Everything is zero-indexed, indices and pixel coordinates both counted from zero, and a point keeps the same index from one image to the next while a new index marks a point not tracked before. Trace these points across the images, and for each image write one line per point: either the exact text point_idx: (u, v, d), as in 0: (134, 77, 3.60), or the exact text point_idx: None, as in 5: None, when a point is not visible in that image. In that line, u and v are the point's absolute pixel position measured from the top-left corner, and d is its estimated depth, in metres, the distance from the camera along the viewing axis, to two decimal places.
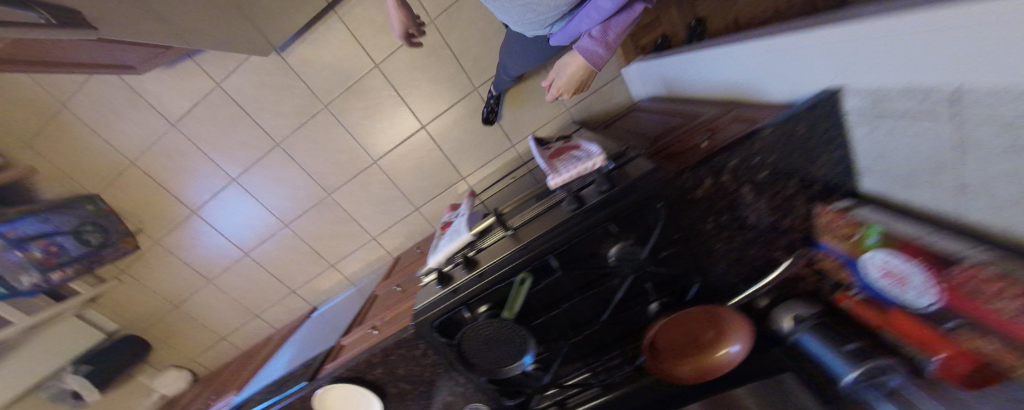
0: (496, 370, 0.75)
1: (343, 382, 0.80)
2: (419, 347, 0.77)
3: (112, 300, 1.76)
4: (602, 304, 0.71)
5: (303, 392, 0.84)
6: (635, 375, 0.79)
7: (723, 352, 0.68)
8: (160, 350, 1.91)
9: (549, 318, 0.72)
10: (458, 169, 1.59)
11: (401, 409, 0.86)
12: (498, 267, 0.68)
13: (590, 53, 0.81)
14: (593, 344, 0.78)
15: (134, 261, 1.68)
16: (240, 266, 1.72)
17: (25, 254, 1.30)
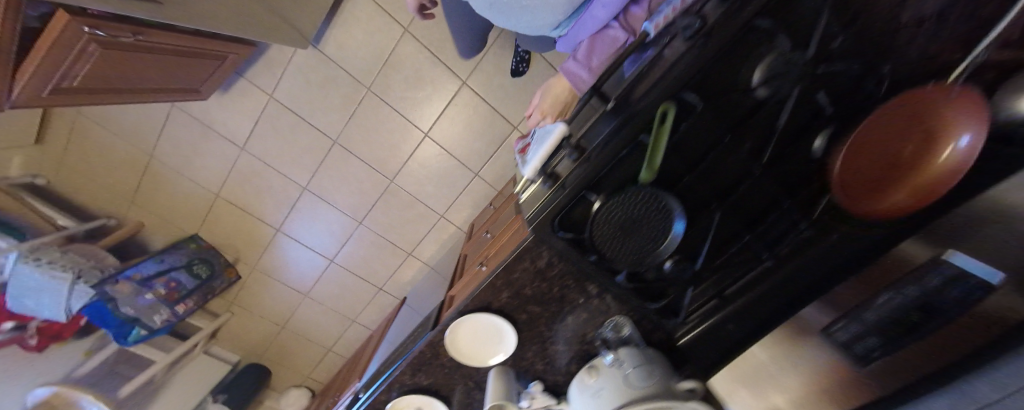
0: (639, 260, 0.65)
1: (472, 314, 0.76)
2: (544, 256, 0.70)
3: (230, 332, 1.91)
4: (757, 146, 0.58)
5: (429, 337, 0.81)
6: (815, 240, 0.63)
7: (947, 159, 0.43)
8: (279, 372, 2.03)
9: (692, 181, 0.60)
10: (509, 120, 1.52)
11: (532, 337, 0.79)
12: (618, 130, 0.56)
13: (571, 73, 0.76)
14: (750, 211, 0.63)
15: (239, 290, 1.80)
16: (328, 274, 1.78)
17: (153, 292, 1.42)
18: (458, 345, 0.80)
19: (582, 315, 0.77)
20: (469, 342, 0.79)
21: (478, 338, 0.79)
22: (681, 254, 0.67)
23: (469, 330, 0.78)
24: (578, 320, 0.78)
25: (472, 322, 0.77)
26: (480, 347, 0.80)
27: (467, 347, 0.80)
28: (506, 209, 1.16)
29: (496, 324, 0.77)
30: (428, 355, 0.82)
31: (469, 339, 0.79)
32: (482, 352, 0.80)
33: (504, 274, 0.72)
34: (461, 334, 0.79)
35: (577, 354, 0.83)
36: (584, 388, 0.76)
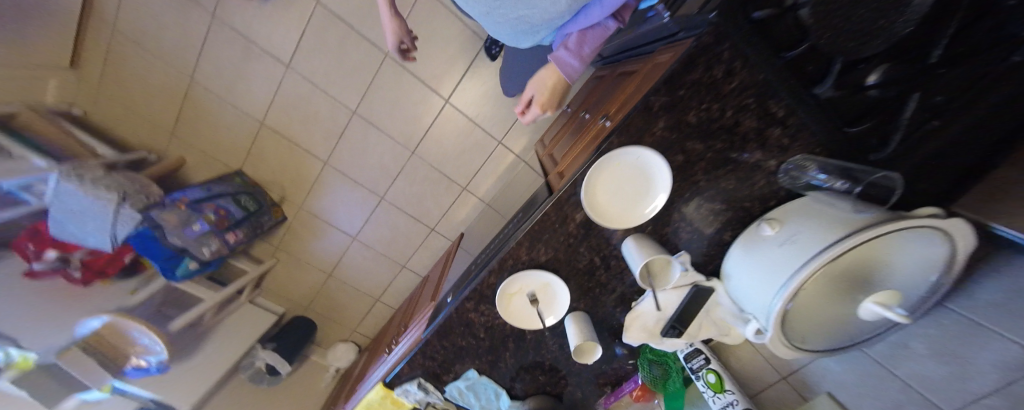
0: (867, 40, 0.50)
1: (611, 153, 0.62)
2: (723, 60, 0.54)
3: (274, 282, 1.80)
4: None
5: (556, 199, 0.67)
6: None
7: None
8: (325, 326, 1.92)
9: None
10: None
11: (683, 191, 0.66)
12: None
13: (563, 64, 0.74)
14: None
15: (285, 234, 1.69)
16: (379, 214, 1.64)
17: (203, 217, 1.32)
18: (600, 204, 0.67)
19: (749, 157, 0.63)
20: (613, 195, 0.66)
21: (624, 187, 0.65)
22: (916, 40, 0.52)
23: (612, 177, 0.65)
24: (744, 165, 0.64)
25: (615, 165, 0.64)
26: (628, 199, 0.66)
27: (612, 204, 0.67)
28: (598, 94, 1.01)
29: (648, 158, 0.62)
30: (553, 221, 0.69)
31: (611, 191, 0.66)
32: (632, 206, 0.67)
33: (664, 93, 0.57)
34: (602, 186, 0.66)
35: (734, 216, 0.69)
36: (757, 244, 0.64)
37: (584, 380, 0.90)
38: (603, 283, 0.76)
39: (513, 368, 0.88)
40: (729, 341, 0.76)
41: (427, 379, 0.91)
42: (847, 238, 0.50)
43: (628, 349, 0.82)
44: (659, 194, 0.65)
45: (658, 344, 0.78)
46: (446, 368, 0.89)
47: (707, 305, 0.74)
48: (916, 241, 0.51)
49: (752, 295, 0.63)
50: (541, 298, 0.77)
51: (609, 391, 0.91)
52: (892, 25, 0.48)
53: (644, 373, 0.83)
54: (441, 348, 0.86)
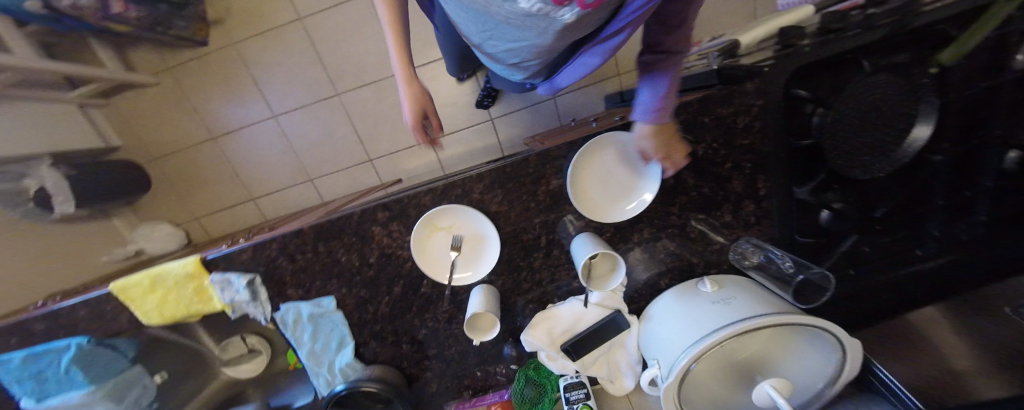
0: (845, 166, 0.60)
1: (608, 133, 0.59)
2: (751, 114, 0.58)
3: (133, 106, 1.38)
4: (993, 116, 0.60)
5: (547, 150, 0.60)
6: (949, 238, 0.68)
7: None
8: (163, 193, 1.49)
9: (943, 109, 0.59)
10: (618, 63, 1.39)
11: (657, 215, 0.64)
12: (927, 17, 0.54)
13: (648, 123, 0.50)
14: (947, 179, 0.63)
15: (190, 60, 1.32)
16: (322, 107, 1.40)
17: None
18: (580, 187, 0.62)
19: (723, 217, 0.65)
20: (598, 184, 0.63)
21: (609, 177, 0.62)
22: (867, 191, 0.63)
23: (602, 163, 0.61)
24: (714, 222, 0.65)
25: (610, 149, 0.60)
26: (610, 191, 0.63)
27: (593, 192, 0.63)
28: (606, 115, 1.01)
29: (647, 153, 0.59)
30: (529, 171, 0.61)
31: (597, 178, 0.62)
32: (611, 201, 0.64)
33: (693, 110, 0.57)
34: (590, 169, 0.62)
35: (677, 266, 0.69)
36: (688, 297, 0.63)
37: (447, 371, 0.77)
38: (533, 269, 0.68)
39: (381, 319, 0.71)
40: (610, 390, 0.72)
41: (264, 284, 0.66)
42: (767, 314, 0.53)
43: (517, 353, 0.73)
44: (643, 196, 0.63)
45: (548, 361, 0.69)
46: (299, 279, 0.67)
47: (611, 343, 0.70)
48: (810, 355, 0.58)
49: (661, 344, 0.61)
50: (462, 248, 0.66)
51: (467, 396, 0.78)
52: (853, 164, 0.60)
53: (515, 390, 0.74)
54: (309, 251, 0.65)
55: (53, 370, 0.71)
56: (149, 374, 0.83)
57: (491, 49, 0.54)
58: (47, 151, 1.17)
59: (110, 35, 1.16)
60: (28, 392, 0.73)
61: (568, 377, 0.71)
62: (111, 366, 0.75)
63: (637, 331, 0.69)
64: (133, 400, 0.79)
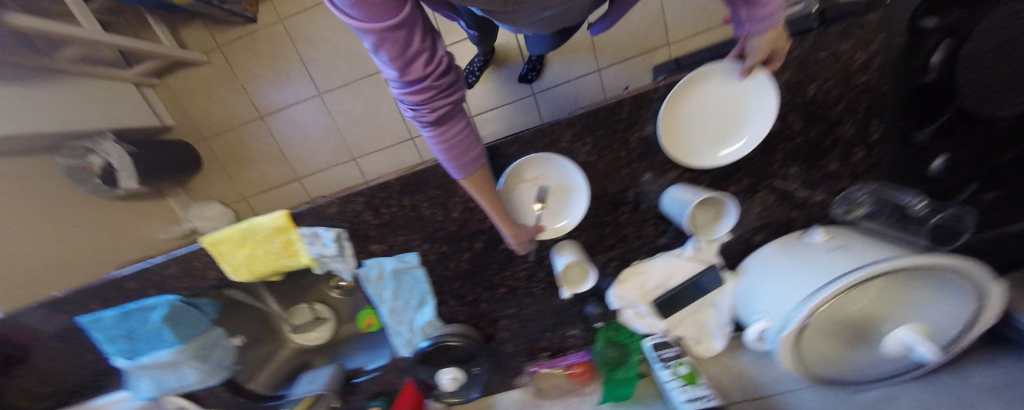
0: (970, 101, 0.55)
1: (704, 71, 0.54)
2: (871, 48, 0.52)
3: (186, 86, 1.40)
4: None
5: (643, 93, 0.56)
6: None
7: None
8: (211, 173, 1.51)
9: None
10: (668, 32, 1.32)
11: (757, 164, 0.60)
12: None
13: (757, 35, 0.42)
14: None
15: (239, 38, 1.34)
16: (366, 84, 1.39)
17: None
18: (673, 129, 0.58)
19: (828, 167, 0.61)
20: (694, 125, 0.58)
21: (708, 118, 0.58)
22: (994, 134, 0.57)
23: (700, 102, 0.57)
24: (817, 172, 0.61)
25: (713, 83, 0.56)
26: (706, 133, 0.59)
27: (686, 135, 0.59)
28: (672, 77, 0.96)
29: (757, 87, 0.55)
30: (622, 118, 0.57)
31: (693, 118, 0.58)
32: (704, 145, 0.60)
33: (809, 45, 0.52)
34: (686, 109, 0.58)
35: (774, 220, 0.65)
36: (796, 250, 0.59)
37: (523, 332, 0.75)
38: (619, 224, 0.64)
39: (461, 277, 0.70)
40: (697, 351, 0.69)
41: (350, 239, 0.65)
42: (904, 256, 0.48)
43: (601, 312, 0.69)
44: (743, 138, 0.59)
45: (636, 320, 0.67)
46: (383, 235, 0.66)
47: (701, 302, 0.67)
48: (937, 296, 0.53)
49: (773, 298, 0.57)
50: (547, 202, 0.64)
51: (545, 358, 0.77)
52: (982, 101, 0.55)
53: (596, 351, 0.72)
54: (393, 205, 0.63)
55: (143, 328, 0.71)
56: (229, 336, 0.83)
57: (528, 19, 0.45)
58: (106, 127, 1.19)
59: (164, 10, 1.18)
60: (120, 351, 0.75)
61: (659, 337, 0.68)
62: (197, 326, 0.75)
63: (731, 289, 0.66)
64: (217, 360, 0.78)
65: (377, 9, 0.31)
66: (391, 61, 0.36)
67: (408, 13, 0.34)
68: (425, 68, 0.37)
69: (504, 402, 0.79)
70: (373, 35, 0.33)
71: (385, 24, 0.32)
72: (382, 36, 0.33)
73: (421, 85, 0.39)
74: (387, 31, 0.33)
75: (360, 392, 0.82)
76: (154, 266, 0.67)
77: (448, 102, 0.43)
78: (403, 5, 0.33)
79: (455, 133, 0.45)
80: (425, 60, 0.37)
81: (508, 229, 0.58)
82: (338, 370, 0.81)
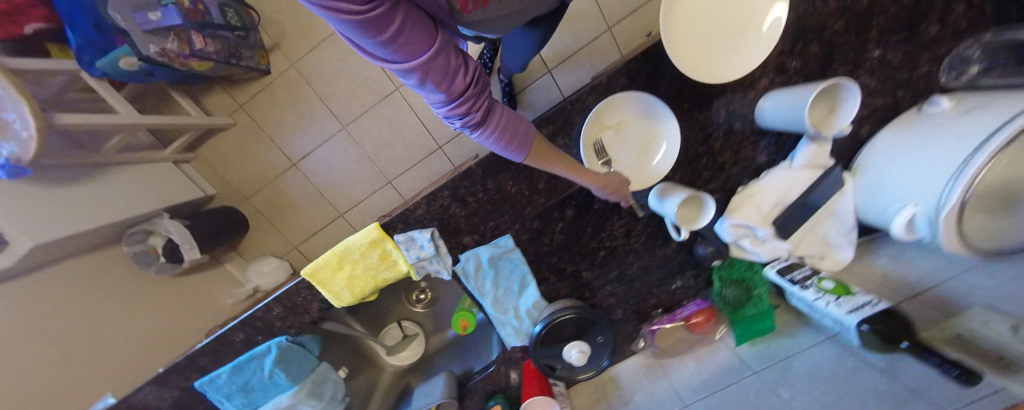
0: None
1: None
2: None
3: (218, 152, 1.44)
4: None
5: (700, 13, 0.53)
6: None
7: None
8: (258, 230, 1.53)
9: None
10: None
11: (852, 48, 0.58)
12: None
13: None
14: None
15: (259, 92, 1.36)
16: (386, 106, 1.39)
17: None
18: (705, 59, 0.55)
19: (928, 32, 0.58)
20: (710, 34, 0.54)
21: (710, 18, 0.54)
22: None
23: (691, 18, 0.53)
24: (920, 40, 0.58)
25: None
26: (730, 26, 0.55)
27: (701, 55, 0.54)
28: None
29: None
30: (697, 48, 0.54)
31: (702, 32, 0.54)
32: (741, 31, 0.55)
33: None
34: (689, 35, 0.54)
35: (879, 107, 0.63)
36: (920, 131, 0.56)
37: (631, 294, 0.72)
38: (715, 152, 0.61)
39: (558, 250, 0.68)
40: (824, 267, 0.65)
41: (441, 236, 0.65)
42: None
43: (713, 251, 0.64)
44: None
45: (753, 248, 0.62)
46: (473, 224, 0.65)
47: (819, 213, 0.63)
48: None
49: (909, 183, 0.53)
50: (620, 154, 0.61)
51: (659, 315, 0.73)
52: None
53: (714, 294, 0.68)
54: (477, 191, 0.63)
55: (257, 377, 0.72)
56: (334, 369, 0.83)
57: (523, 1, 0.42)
58: (159, 207, 1.22)
59: (187, 81, 1.21)
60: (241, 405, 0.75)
61: (783, 261, 0.64)
62: (305, 364, 0.75)
63: (851, 191, 0.62)
64: (330, 395, 0.79)
65: (415, 44, 0.30)
66: (436, 88, 0.34)
67: (433, 32, 0.32)
68: (463, 79, 0.35)
69: (626, 371, 0.75)
70: (416, 72, 0.32)
71: (425, 56, 0.31)
72: (424, 67, 0.31)
73: (465, 95, 0.36)
74: (426, 62, 0.31)
75: (474, 395, 0.79)
76: (258, 311, 0.68)
77: (487, 99, 0.40)
78: (428, 29, 0.32)
79: (508, 123, 0.43)
80: (460, 70, 0.35)
81: (595, 181, 0.54)
82: (450, 377, 0.79)
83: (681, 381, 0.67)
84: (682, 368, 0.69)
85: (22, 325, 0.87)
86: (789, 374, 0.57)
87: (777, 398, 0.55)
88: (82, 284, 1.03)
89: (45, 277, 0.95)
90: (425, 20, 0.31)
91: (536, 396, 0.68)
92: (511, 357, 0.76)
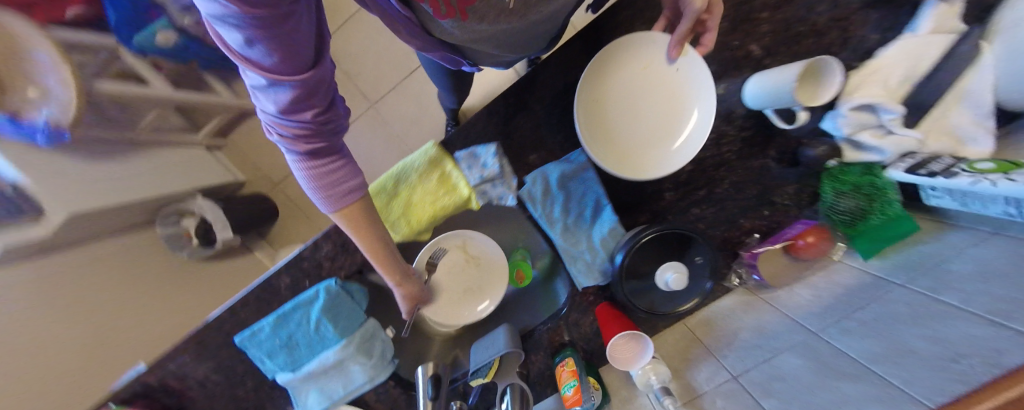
0: None
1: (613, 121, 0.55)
2: None
3: (250, 140, 1.43)
4: None
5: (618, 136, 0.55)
6: None
7: None
8: (288, 219, 1.48)
9: None
10: None
11: None
12: None
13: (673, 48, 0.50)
14: None
15: None
16: (415, 80, 1.35)
17: None
18: (632, 150, 0.55)
19: None
20: (625, 136, 0.55)
21: (628, 121, 0.55)
22: None
23: (610, 121, 0.55)
24: None
25: (626, 120, 0.55)
26: (653, 120, 0.55)
27: (623, 146, 0.55)
28: None
29: (613, 49, 0.51)
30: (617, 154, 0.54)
31: (620, 132, 0.55)
32: (659, 136, 0.55)
33: None
34: (614, 133, 0.55)
35: None
36: None
37: (722, 217, 0.62)
38: (819, 30, 0.53)
39: None
40: None
41: (507, 154, 0.59)
42: None
43: (826, 151, 0.55)
44: (677, 70, 0.53)
45: (872, 143, 0.53)
46: (540, 139, 0.59)
47: (946, 96, 0.52)
48: None
49: None
50: (452, 278, 0.73)
51: (756, 242, 0.63)
52: None
53: (825, 207, 0.59)
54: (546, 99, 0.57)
55: (302, 330, 0.67)
56: (383, 328, 0.76)
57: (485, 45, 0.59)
58: (192, 186, 1.20)
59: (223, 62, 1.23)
60: (283, 365, 0.69)
61: (910, 158, 0.54)
62: (354, 317, 0.69)
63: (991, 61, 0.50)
64: (380, 353, 0.71)
65: (295, 56, 0.33)
66: (285, 100, 0.36)
67: (315, 72, 0.36)
68: (323, 104, 0.39)
69: (721, 311, 0.65)
70: (276, 79, 0.33)
71: (293, 73, 0.34)
72: (293, 77, 0.34)
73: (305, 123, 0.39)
74: (288, 78, 0.34)
75: (540, 350, 0.70)
76: (306, 250, 0.65)
77: (335, 138, 0.45)
78: (309, 68, 0.35)
79: (333, 170, 0.45)
80: (326, 96, 0.39)
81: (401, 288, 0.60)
82: (513, 328, 0.69)
83: (798, 309, 0.57)
84: (795, 297, 0.58)
85: (50, 292, 0.82)
86: (952, 277, 0.46)
87: (946, 308, 0.44)
88: (120, 259, 0.99)
89: (84, 252, 0.91)
90: (316, 43, 0.36)
91: (620, 333, 0.58)
92: (579, 302, 0.67)
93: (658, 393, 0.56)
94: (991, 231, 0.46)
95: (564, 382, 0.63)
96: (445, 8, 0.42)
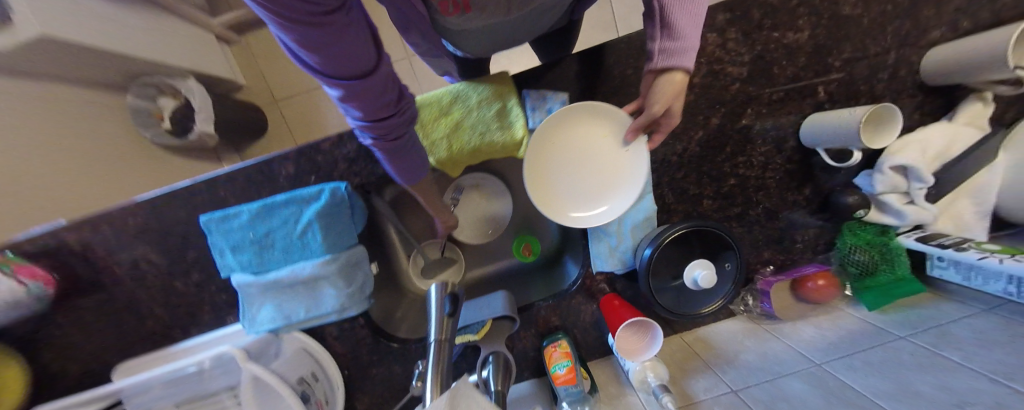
0: None
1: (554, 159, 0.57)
2: None
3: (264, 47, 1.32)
4: None
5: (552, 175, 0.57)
6: None
7: None
8: (274, 142, 1.35)
9: None
10: None
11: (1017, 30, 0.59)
12: None
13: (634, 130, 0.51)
14: None
15: None
16: None
17: None
18: (558, 195, 0.58)
19: None
20: (561, 180, 0.58)
21: (568, 168, 0.57)
22: None
23: (552, 163, 0.57)
24: None
25: (567, 166, 0.57)
26: (590, 180, 0.58)
27: (555, 189, 0.57)
28: None
29: (582, 108, 0.54)
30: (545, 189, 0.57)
31: (558, 177, 0.58)
32: (590, 193, 0.59)
33: None
34: (548, 175, 0.57)
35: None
36: None
37: (746, 239, 0.64)
38: (875, 94, 0.59)
39: (689, 164, 0.60)
40: None
41: None
42: None
43: (858, 201, 0.58)
44: (627, 152, 0.56)
45: (898, 209, 0.57)
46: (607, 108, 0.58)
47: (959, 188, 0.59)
48: None
49: None
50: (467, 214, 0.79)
51: (769, 272, 0.65)
52: None
53: (841, 257, 0.63)
54: (628, 67, 0.56)
55: (284, 230, 0.58)
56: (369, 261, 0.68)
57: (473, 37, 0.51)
58: (188, 68, 1.07)
59: None
60: (244, 265, 0.59)
61: (919, 232, 0.60)
62: (345, 234, 0.62)
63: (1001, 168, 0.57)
64: (360, 285, 0.63)
65: (356, 57, 0.29)
66: (357, 106, 0.33)
67: (377, 63, 0.32)
68: (394, 104, 0.36)
69: (721, 332, 0.65)
70: (342, 85, 0.31)
71: (357, 77, 0.30)
72: (354, 82, 0.31)
73: (383, 122, 0.36)
74: (354, 82, 0.31)
75: (533, 326, 0.65)
76: (328, 144, 0.58)
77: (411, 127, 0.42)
78: (373, 61, 0.31)
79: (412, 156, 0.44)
80: (396, 89, 0.36)
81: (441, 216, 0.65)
82: (512, 296, 0.63)
83: (801, 343, 0.58)
84: (799, 332, 0.60)
85: None
86: (955, 337, 0.48)
87: (950, 363, 0.45)
88: (75, 108, 0.85)
89: (38, 83, 0.77)
90: (371, 34, 0.31)
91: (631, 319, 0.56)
92: (589, 286, 0.64)
93: (654, 390, 0.53)
94: (985, 309, 0.50)
95: (555, 361, 0.59)
96: (453, 7, 0.38)
